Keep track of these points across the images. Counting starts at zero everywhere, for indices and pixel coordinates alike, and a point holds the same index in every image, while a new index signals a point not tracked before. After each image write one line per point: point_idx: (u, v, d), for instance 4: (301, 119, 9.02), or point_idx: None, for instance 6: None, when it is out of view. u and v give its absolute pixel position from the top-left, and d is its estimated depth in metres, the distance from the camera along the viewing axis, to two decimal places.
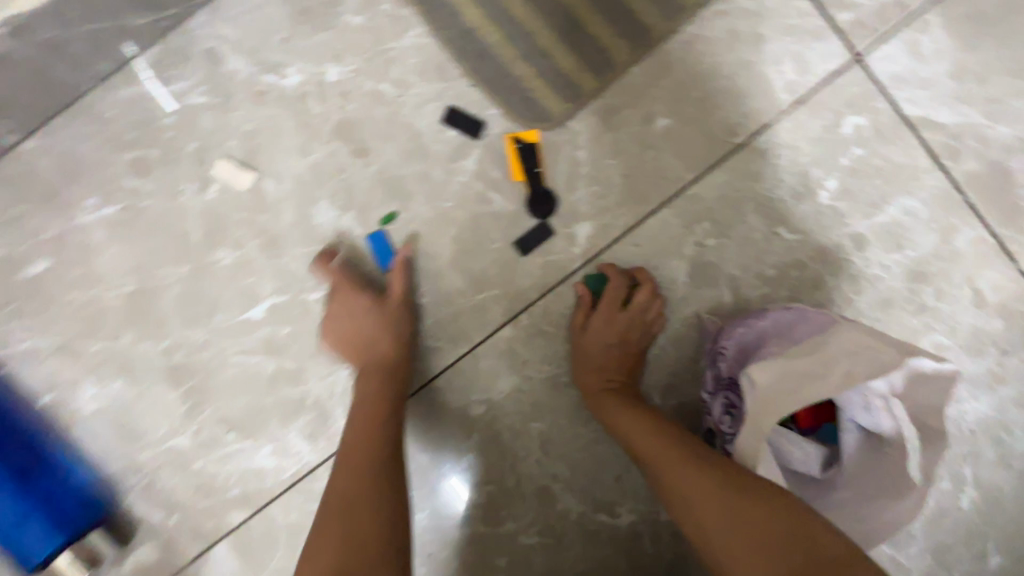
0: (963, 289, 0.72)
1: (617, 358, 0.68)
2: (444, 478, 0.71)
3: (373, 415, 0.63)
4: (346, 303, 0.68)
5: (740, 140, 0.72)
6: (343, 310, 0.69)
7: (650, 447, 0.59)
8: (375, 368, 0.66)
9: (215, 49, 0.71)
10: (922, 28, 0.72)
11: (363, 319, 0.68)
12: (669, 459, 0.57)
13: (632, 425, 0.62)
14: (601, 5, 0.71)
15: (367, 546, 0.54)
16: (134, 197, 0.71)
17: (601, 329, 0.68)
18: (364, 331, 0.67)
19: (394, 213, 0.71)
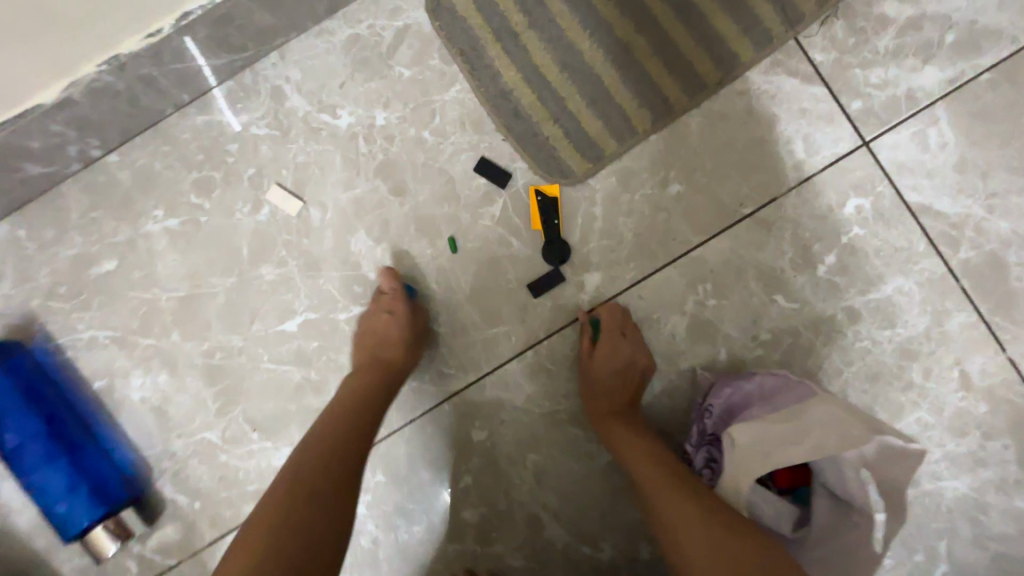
0: (951, 371, 0.75)
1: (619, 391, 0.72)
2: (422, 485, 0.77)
3: (357, 426, 0.66)
4: (382, 317, 0.73)
5: (747, 210, 0.77)
6: (376, 325, 0.74)
7: (647, 468, 0.64)
8: (375, 384, 0.70)
9: (281, 88, 0.80)
10: (930, 121, 0.77)
11: (391, 338, 0.73)
12: (661, 481, 0.62)
13: (632, 450, 0.67)
14: (629, 76, 0.78)
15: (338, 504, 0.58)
16: (195, 212, 0.80)
17: (603, 357, 0.72)
18: (383, 350, 0.72)
19: (455, 240, 0.78)
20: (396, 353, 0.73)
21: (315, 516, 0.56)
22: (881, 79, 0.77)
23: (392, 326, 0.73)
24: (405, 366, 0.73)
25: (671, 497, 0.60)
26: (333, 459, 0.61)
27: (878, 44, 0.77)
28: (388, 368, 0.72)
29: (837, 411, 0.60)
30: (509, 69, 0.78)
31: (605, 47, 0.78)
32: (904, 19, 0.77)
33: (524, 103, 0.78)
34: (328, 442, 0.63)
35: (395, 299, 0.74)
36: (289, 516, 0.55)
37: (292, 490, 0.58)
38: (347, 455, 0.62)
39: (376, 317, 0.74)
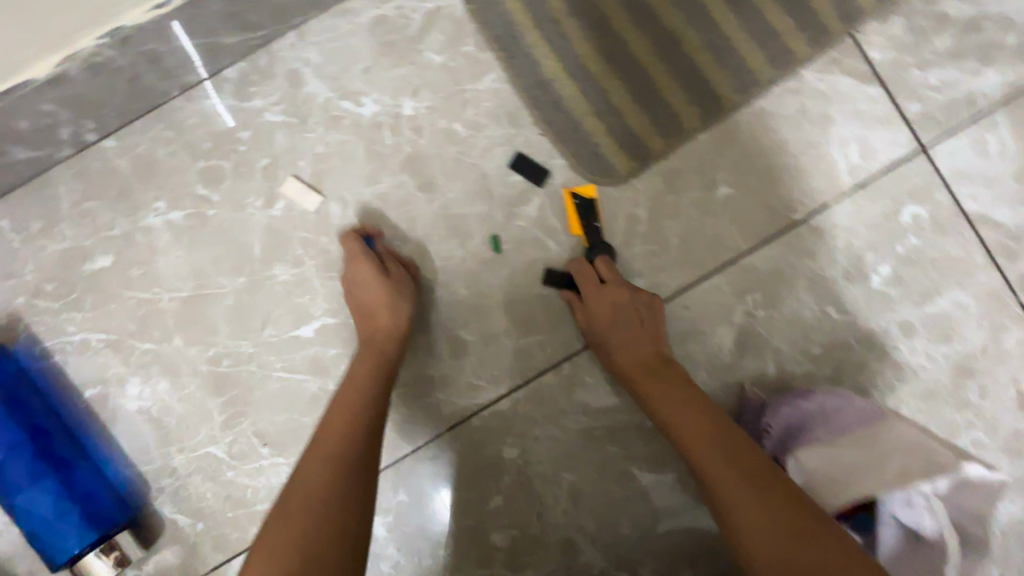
0: (1007, 389, 0.72)
1: (636, 345, 0.67)
2: (431, 494, 0.71)
3: (351, 424, 0.60)
4: (357, 286, 0.68)
5: (798, 216, 0.73)
6: (356, 297, 0.68)
7: (700, 440, 0.59)
8: (366, 364, 0.65)
9: (299, 71, 0.73)
10: (990, 126, 0.73)
11: (370, 304, 0.67)
12: (718, 458, 0.58)
13: (681, 419, 0.61)
14: (677, 70, 0.73)
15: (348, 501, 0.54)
16: (202, 205, 0.73)
17: (602, 313, 0.68)
18: (370, 318, 0.67)
19: (501, 237, 0.72)
20: (384, 316, 0.67)
21: (316, 535, 0.51)
22: (940, 81, 0.73)
23: (371, 292, 0.67)
24: (396, 324, 0.67)
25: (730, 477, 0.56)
26: (327, 465, 0.56)
27: (938, 44, 0.73)
28: (378, 339, 0.66)
29: (911, 437, 0.58)
30: (549, 58, 0.73)
31: (651, 38, 0.73)
32: (965, 18, 0.73)
33: (565, 95, 0.72)
34: (319, 449, 0.58)
35: (358, 261, 0.68)
36: (293, 539, 0.51)
37: (290, 509, 0.53)
38: (342, 458, 0.57)
39: (351, 290, 0.69)
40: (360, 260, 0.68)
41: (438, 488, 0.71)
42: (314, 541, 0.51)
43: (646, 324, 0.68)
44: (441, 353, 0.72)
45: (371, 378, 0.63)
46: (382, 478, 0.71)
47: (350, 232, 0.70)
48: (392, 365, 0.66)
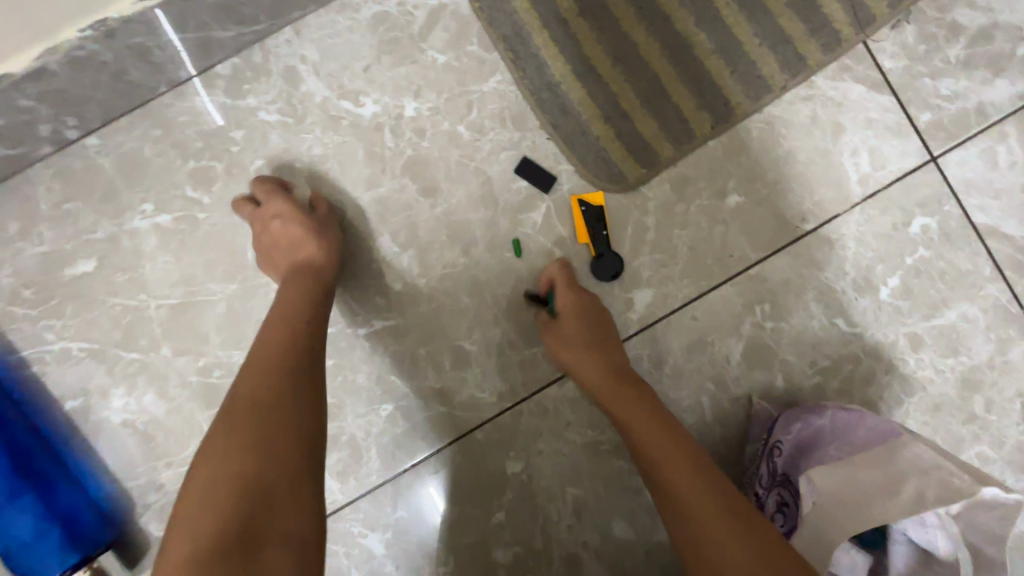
0: (1013, 403, 0.71)
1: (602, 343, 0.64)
2: (416, 489, 0.69)
3: (293, 340, 0.56)
4: (278, 224, 0.65)
5: (809, 226, 0.71)
6: (277, 236, 0.65)
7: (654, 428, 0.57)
8: (299, 287, 0.61)
9: (296, 69, 0.70)
10: (1000, 138, 0.72)
11: (296, 244, 0.64)
12: (672, 444, 0.55)
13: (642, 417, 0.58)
14: (689, 75, 0.71)
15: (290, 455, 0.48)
16: (192, 208, 0.69)
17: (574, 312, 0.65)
18: (296, 254, 0.64)
19: (522, 241, 0.70)
20: (309, 253, 0.64)
21: (267, 441, 0.48)
22: (951, 91, 0.72)
23: (292, 233, 0.64)
24: (325, 262, 0.64)
25: (683, 466, 0.54)
26: (275, 376, 0.52)
27: (950, 53, 0.72)
28: (302, 275, 0.62)
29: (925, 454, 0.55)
30: (557, 60, 0.70)
31: (662, 41, 0.71)
32: (977, 27, 0.72)
33: (573, 99, 0.70)
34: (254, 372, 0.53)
35: (278, 200, 0.66)
36: (240, 446, 0.47)
37: (233, 423, 0.49)
38: (287, 368, 0.53)
39: (270, 229, 0.65)
40: (278, 199, 0.66)
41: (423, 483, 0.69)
42: (267, 446, 0.47)
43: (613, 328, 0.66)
44: (442, 364, 0.70)
45: (308, 303, 0.60)
46: (381, 493, 0.69)
47: (260, 174, 0.68)
48: (323, 295, 0.62)
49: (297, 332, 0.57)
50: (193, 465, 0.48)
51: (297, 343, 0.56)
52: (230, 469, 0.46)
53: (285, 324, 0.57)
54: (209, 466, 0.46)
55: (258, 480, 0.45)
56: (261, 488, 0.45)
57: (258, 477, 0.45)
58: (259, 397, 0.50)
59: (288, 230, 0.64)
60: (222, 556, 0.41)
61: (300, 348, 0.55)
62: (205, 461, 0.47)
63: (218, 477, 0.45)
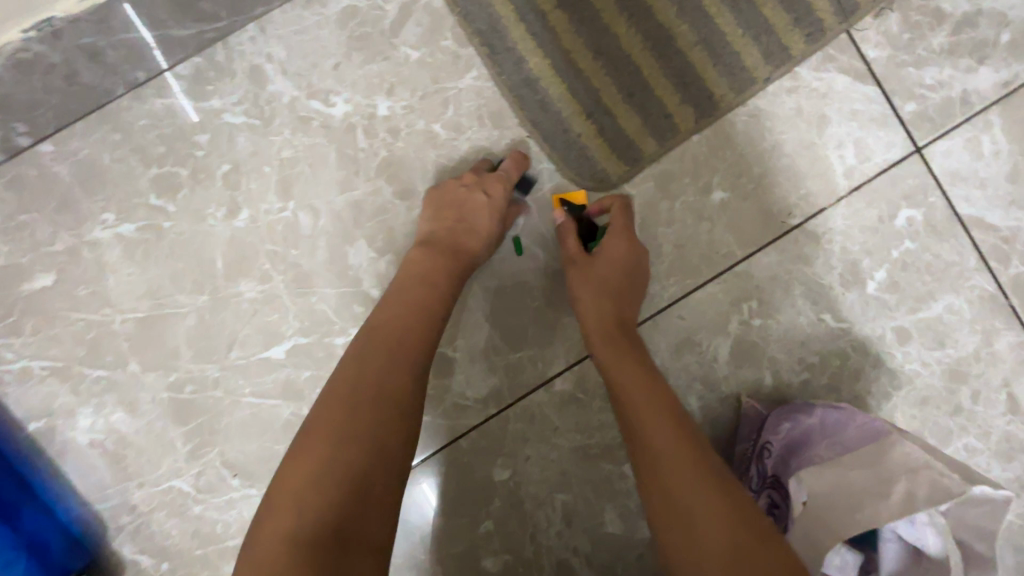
0: (999, 393, 0.71)
1: (596, 301, 0.63)
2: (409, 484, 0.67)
3: (427, 334, 0.56)
4: (477, 200, 0.63)
5: (795, 221, 0.70)
6: (467, 208, 0.63)
7: (642, 394, 0.56)
8: (449, 273, 0.61)
9: (261, 68, 0.67)
10: (984, 127, 0.71)
11: (473, 227, 0.63)
12: (660, 413, 0.54)
13: (632, 384, 0.57)
14: (671, 67, 0.69)
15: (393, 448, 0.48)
16: (156, 216, 0.66)
17: (579, 277, 0.65)
18: (468, 232, 0.63)
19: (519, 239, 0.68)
20: (474, 241, 0.63)
21: (380, 432, 0.47)
22: (935, 80, 0.71)
23: (481, 216, 0.63)
24: (483, 254, 0.64)
25: (667, 434, 0.53)
26: (403, 371, 0.52)
27: (934, 42, 0.71)
28: (453, 258, 0.62)
29: (913, 454, 0.54)
30: (536, 54, 0.68)
31: (643, 33, 0.69)
32: (960, 14, 0.71)
33: (553, 95, 0.68)
34: (385, 350, 0.53)
35: (506, 180, 0.65)
36: (363, 428, 0.47)
37: (358, 399, 0.49)
38: (416, 363, 0.53)
39: (469, 201, 0.63)
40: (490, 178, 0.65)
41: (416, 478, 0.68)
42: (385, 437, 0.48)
43: (618, 285, 0.63)
44: None
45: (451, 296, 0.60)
46: None
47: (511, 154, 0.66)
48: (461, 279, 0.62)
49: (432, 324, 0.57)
50: (305, 431, 0.48)
51: (428, 337, 0.56)
52: (348, 447, 0.46)
53: (425, 309, 0.57)
54: (326, 444, 0.46)
55: (364, 473, 0.45)
56: (364, 482, 0.45)
57: (364, 471, 0.45)
58: (384, 384, 0.50)
59: (473, 201, 0.64)
60: (315, 547, 0.41)
61: (432, 343, 0.55)
62: (316, 438, 0.47)
63: (331, 458, 0.45)
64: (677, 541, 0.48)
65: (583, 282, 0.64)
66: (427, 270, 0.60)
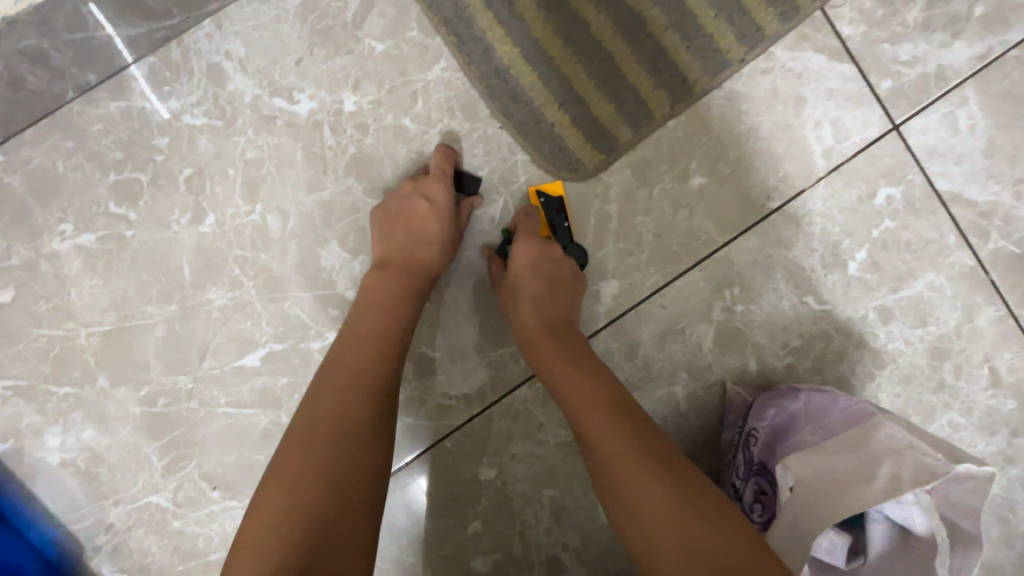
0: (982, 368, 0.71)
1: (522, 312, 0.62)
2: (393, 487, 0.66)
3: (382, 359, 0.55)
4: (420, 208, 0.62)
5: (774, 204, 0.69)
6: (411, 220, 0.62)
7: (580, 397, 0.54)
8: (406, 296, 0.59)
9: (220, 66, 0.64)
10: (960, 102, 0.71)
11: (423, 235, 0.62)
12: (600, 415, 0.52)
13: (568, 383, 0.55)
14: (644, 51, 0.67)
15: (352, 486, 0.46)
16: (117, 225, 0.64)
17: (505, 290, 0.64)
18: (414, 243, 0.61)
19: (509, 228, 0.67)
20: (427, 250, 0.62)
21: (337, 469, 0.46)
22: (911, 56, 0.70)
23: (432, 224, 0.62)
24: (437, 263, 0.62)
25: (604, 433, 0.51)
26: (363, 403, 0.51)
27: (908, 17, 0.70)
28: (408, 276, 0.60)
29: (896, 434, 0.53)
30: (505, 43, 0.66)
31: (614, 18, 0.67)
32: None
33: (524, 84, 0.66)
34: (340, 383, 0.52)
35: (439, 182, 0.63)
36: (317, 470, 0.45)
37: (313, 440, 0.47)
38: (378, 398, 0.52)
39: (413, 211, 0.62)
40: (430, 181, 0.63)
41: (400, 480, 0.66)
42: (342, 476, 0.46)
43: (541, 291, 0.62)
44: (405, 373, 0.66)
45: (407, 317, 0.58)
46: None
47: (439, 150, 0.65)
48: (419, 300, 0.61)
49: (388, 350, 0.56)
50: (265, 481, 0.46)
51: (390, 369, 0.54)
52: (303, 494, 0.44)
53: (379, 337, 0.56)
54: (286, 490, 0.44)
55: (328, 511, 0.44)
56: (331, 526, 0.43)
57: (325, 509, 0.44)
58: (341, 421, 0.49)
59: (410, 210, 0.62)
60: None
61: (389, 370, 0.54)
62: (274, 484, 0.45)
63: (289, 501, 0.44)
64: (639, 553, 0.46)
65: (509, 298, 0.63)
66: (384, 289, 0.59)
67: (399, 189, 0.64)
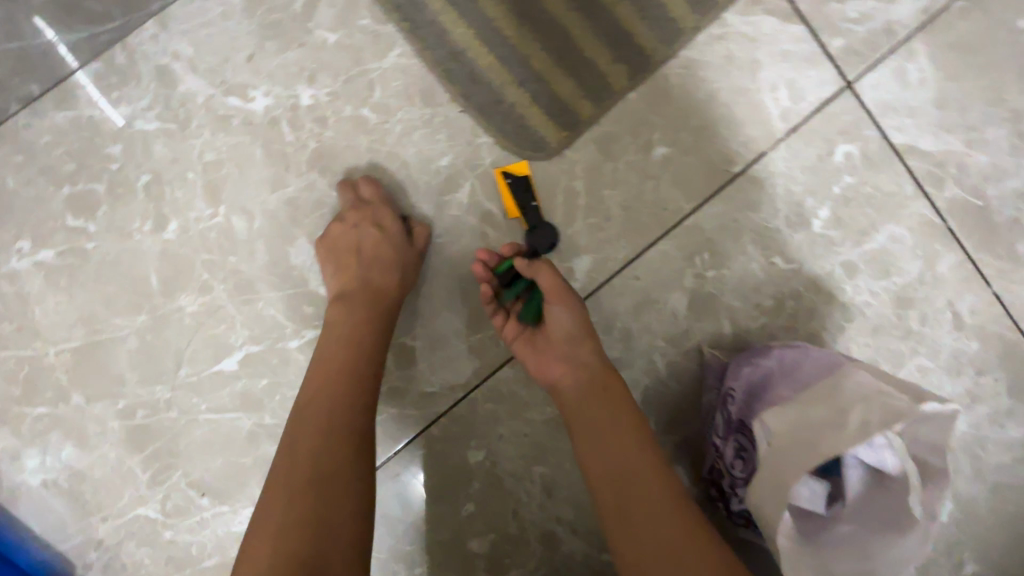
0: (944, 313, 0.74)
1: (567, 348, 0.61)
2: (386, 479, 0.67)
3: (357, 398, 0.55)
4: (369, 236, 0.62)
5: (737, 168, 0.71)
6: (363, 247, 0.62)
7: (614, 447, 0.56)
8: (372, 327, 0.59)
9: (169, 68, 0.63)
10: (908, 56, 0.73)
11: (380, 262, 0.62)
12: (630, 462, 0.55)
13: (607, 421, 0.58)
14: (599, 25, 0.67)
15: (330, 527, 0.47)
16: (77, 238, 0.63)
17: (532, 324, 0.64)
18: (371, 273, 0.61)
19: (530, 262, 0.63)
20: (383, 275, 0.62)
21: (317, 514, 0.47)
22: (859, 14, 0.72)
23: (382, 250, 0.62)
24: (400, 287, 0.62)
25: (639, 467, 0.55)
26: (339, 442, 0.51)
27: None
28: (366, 306, 0.60)
29: (866, 382, 0.55)
30: (459, 23, 0.65)
31: None
32: None
33: (482, 66, 0.66)
34: (320, 425, 0.52)
35: (382, 209, 0.63)
36: (298, 516, 0.46)
37: (293, 485, 0.48)
38: (356, 434, 0.52)
39: (363, 240, 0.62)
40: (376, 207, 0.63)
41: (392, 471, 0.67)
42: (320, 519, 0.47)
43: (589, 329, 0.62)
44: (386, 364, 0.66)
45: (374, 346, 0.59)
46: None
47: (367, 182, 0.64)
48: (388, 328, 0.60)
49: (358, 387, 0.56)
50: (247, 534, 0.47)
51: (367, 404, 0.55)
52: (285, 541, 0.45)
53: (353, 373, 0.56)
54: (269, 538, 0.45)
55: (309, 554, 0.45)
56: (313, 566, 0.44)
57: (307, 556, 0.45)
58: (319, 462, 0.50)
59: (360, 239, 0.62)
60: None
61: (360, 407, 0.54)
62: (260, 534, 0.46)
63: (275, 549, 0.45)
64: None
65: (557, 328, 0.62)
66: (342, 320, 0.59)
67: (344, 218, 0.63)
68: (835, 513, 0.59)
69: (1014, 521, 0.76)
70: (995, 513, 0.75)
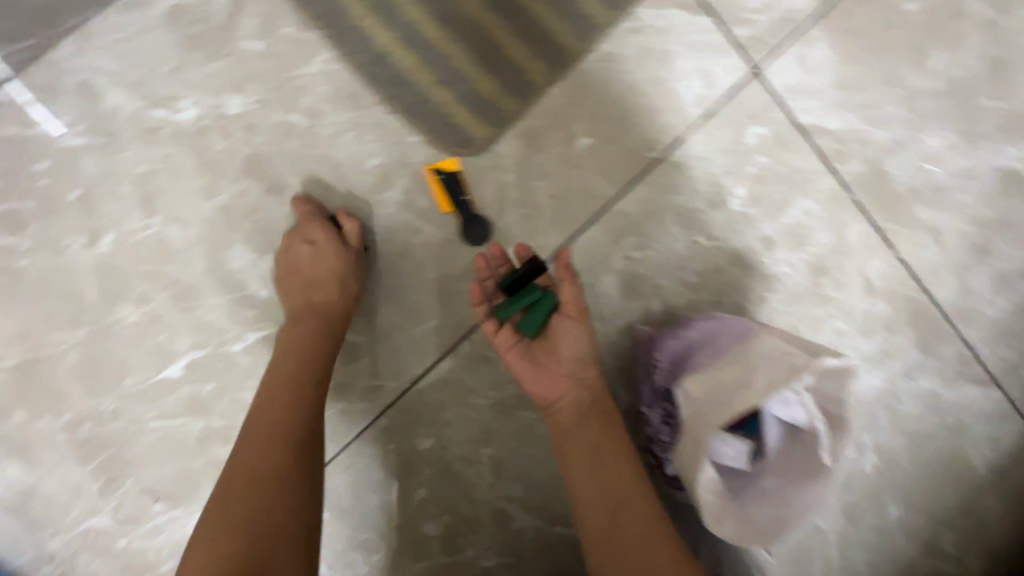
0: (856, 279, 0.80)
1: (573, 372, 0.67)
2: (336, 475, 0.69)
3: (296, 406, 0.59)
4: (305, 252, 0.65)
5: (657, 154, 0.75)
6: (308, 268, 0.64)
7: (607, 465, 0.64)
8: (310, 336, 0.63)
9: (92, 83, 0.64)
10: (808, 41, 0.78)
11: (321, 277, 0.64)
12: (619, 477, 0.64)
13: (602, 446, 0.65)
14: (517, 24, 0.70)
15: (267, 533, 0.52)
16: (10, 257, 0.63)
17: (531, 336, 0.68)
18: (316, 287, 0.64)
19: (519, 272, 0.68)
20: (325, 292, 0.64)
21: (254, 520, 0.52)
22: (761, 3, 0.77)
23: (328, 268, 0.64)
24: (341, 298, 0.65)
25: (629, 490, 0.63)
26: (277, 450, 0.56)
27: None
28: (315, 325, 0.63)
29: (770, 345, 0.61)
30: (381, 30, 0.68)
31: None
32: None
33: (406, 68, 0.68)
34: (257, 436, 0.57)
35: (314, 226, 0.65)
36: (237, 525, 0.52)
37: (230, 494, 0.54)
38: (294, 439, 0.57)
39: (306, 262, 0.65)
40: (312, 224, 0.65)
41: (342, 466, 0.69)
42: (253, 525, 0.52)
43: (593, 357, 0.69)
44: None
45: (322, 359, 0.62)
46: None
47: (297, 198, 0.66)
48: (329, 334, 0.64)
49: (301, 395, 0.60)
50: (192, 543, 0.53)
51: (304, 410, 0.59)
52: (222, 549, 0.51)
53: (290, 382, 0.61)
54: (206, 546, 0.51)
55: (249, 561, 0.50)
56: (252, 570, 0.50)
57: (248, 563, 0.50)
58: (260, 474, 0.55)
59: (298, 252, 0.65)
60: None
61: (301, 416, 0.59)
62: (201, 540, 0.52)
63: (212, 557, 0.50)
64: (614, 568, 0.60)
65: (568, 351, 0.67)
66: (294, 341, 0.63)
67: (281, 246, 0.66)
68: (759, 468, 0.64)
69: (930, 466, 0.82)
70: (913, 460, 0.82)
